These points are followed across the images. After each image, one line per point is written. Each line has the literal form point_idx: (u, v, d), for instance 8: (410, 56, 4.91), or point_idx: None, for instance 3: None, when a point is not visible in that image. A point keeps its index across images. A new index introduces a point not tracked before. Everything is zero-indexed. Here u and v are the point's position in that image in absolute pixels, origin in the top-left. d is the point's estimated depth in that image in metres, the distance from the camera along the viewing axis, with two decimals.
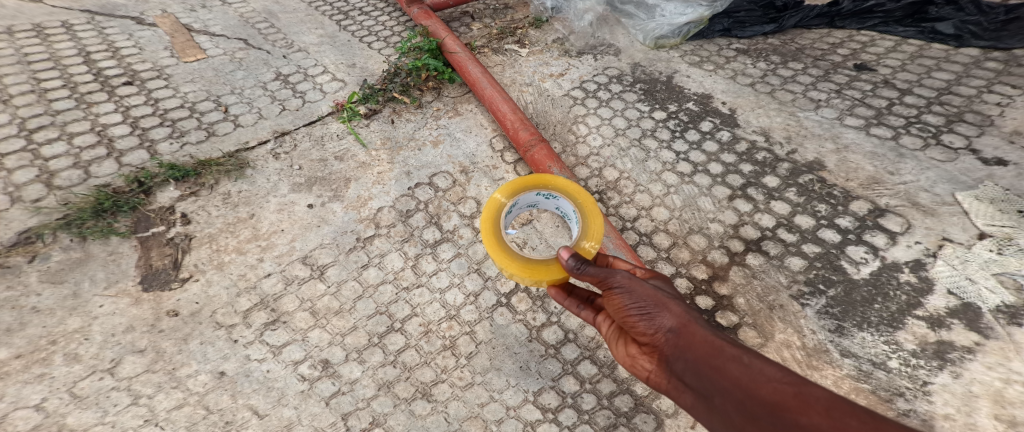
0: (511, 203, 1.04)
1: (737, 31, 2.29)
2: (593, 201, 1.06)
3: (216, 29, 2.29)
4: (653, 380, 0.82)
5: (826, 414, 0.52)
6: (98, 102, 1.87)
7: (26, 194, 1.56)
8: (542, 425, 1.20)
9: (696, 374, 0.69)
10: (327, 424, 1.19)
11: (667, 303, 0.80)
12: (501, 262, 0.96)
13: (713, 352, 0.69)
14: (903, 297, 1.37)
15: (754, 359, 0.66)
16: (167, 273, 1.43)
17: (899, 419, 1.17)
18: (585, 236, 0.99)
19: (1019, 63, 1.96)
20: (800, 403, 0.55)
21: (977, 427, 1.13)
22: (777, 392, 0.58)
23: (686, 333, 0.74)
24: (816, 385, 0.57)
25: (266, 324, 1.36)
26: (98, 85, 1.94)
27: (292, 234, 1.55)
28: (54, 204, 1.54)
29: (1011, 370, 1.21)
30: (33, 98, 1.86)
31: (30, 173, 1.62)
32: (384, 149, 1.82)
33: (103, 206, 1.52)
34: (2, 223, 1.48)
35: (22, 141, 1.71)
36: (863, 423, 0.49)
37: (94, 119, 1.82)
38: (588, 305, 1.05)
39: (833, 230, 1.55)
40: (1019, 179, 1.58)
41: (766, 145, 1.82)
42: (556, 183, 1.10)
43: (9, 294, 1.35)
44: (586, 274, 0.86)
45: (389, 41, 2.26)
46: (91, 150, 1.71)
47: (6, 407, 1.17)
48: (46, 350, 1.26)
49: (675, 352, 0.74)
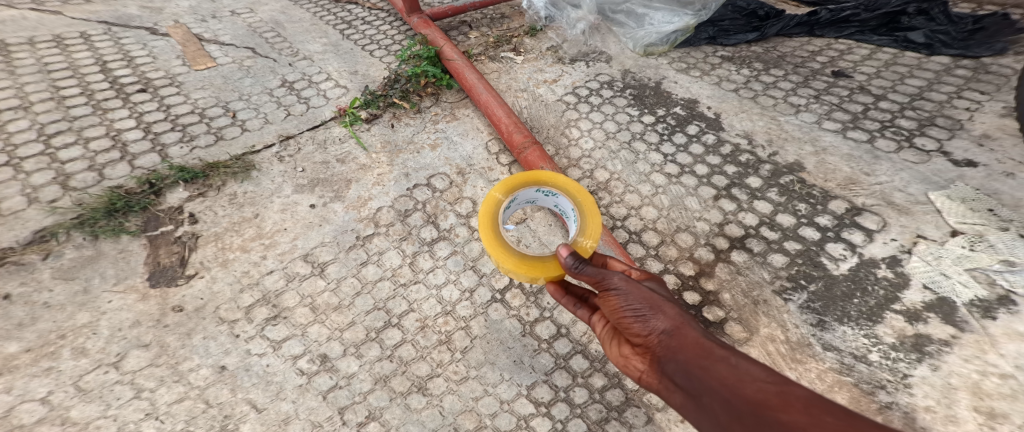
0: (509, 199, 1.11)
1: (722, 39, 2.40)
2: (592, 201, 1.12)
3: (225, 39, 2.37)
4: (644, 380, 0.84)
5: (805, 411, 0.55)
6: (113, 108, 1.94)
7: (41, 195, 1.62)
8: (535, 419, 1.24)
9: (685, 374, 0.71)
10: (324, 418, 1.23)
11: (662, 306, 0.83)
12: (498, 257, 1.02)
13: (703, 353, 0.71)
14: (881, 292, 1.44)
15: (741, 360, 0.69)
16: (174, 270, 1.48)
17: (883, 412, 1.22)
18: (583, 234, 1.05)
19: (988, 70, 2.05)
20: (783, 401, 0.58)
21: (956, 419, 1.18)
22: (761, 391, 0.61)
23: (679, 335, 0.77)
24: (798, 384, 0.60)
25: (267, 320, 1.40)
26: (113, 93, 2.01)
27: (295, 233, 1.61)
28: (68, 205, 1.59)
29: (987, 362, 1.27)
30: (52, 104, 1.92)
31: (46, 176, 1.68)
32: (384, 152, 1.89)
33: (116, 206, 1.58)
34: (19, 222, 1.54)
35: (41, 145, 1.77)
36: (838, 419, 0.53)
37: (108, 124, 1.88)
38: (584, 304, 1.08)
39: (813, 228, 1.62)
40: (989, 179, 1.66)
41: (749, 148, 1.90)
42: (556, 180, 1.17)
43: (22, 290, 1.39)
44: (584, 273, 0.91)
45: (389, 49, 2.34)
46: (105, 153, 1.77)
47: (14, 400, 1.21)
48: (55, 344, 1.30)
49: (667, 353, 0.76)
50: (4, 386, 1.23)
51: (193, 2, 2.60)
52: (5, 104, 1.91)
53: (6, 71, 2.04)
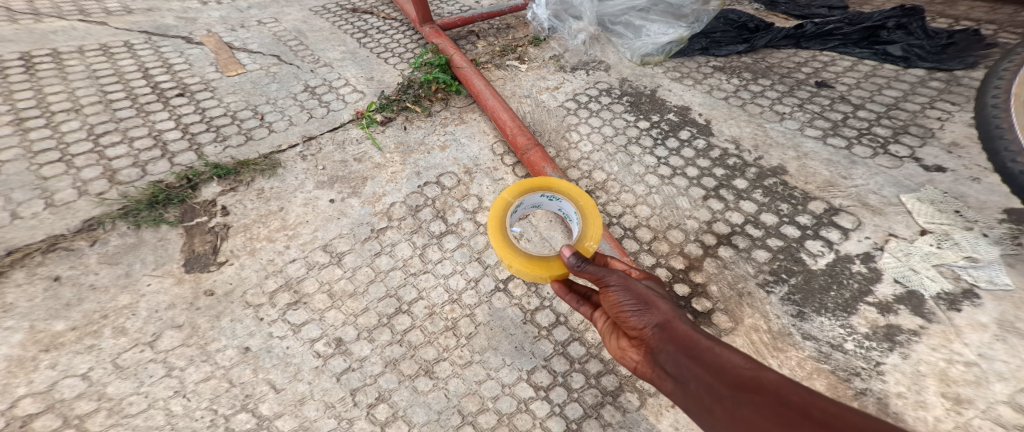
0: (516, 203, 1.24)
1: (715, 49, 2.54)
2: (592, 204, 1.24)
3: (253, 47, 2.50)
4: (639, 369, 0.93)
5: (775, 392, 0.66)
6: (154, 111, 2.08)
7: (90, 188, 1.76)
8: (534, 402, 1.35)
9: (676, 363, 0.81)
10: (337, 399, 1.34)
11: (655, 302, 0.93)
12: (506, 258, 1.14)
13: (691, 344, 0.81)
14: (855, 285, 1.56)
15: (723, 349, 0.79)
16: (207, 257, 1.61)
17: (858, 398, 1.33)
18: (585, 237, 1.17)
19: (960, 83, 2.19)
20: (757, 383, 0.69)
21: (925, 404, 1.30)
22: (740, 375, 0.71)
23: (669, 328, 0.87)
24: (770, 369, 0.71)
25: (289, 304, 1.52)
26: (155, 97, 2.14)
27: (315, 225, 1.73)
28: (115, 197, 1.74)
29: (952, 350, 1.39)
30: (100, 107, 2.06)
31: (94, 171, 1.82)
32: (397, 152, 2.02)
33: (157, 199, 1.72)
34: (70, 212, 1.68)
35: (90, 144, 1.91)
36: (800, 398, 0.64)
37: (151, 125, 2.02)
38: (585, 300, 1.17)
39: (794, 227, 1.75)
40: (957, 183, 1.79)
41: (736, 152, 2.03)
42: (560, 186, 1.30)
43: (70, 272, 1.53)
44: (585, 271, 1.03)
45: (403, 57, 2.48)
46: (147, 151, 1.91)
47: (58, 375, 1.33)
48: (98, 324, 1.43)
49: (659, 344, 0.86)
50: (50, 361, 1.35)
51: (223, 13, 2.75)
52: (58, 106, 2.04)
53: (58, 77, 2.18)
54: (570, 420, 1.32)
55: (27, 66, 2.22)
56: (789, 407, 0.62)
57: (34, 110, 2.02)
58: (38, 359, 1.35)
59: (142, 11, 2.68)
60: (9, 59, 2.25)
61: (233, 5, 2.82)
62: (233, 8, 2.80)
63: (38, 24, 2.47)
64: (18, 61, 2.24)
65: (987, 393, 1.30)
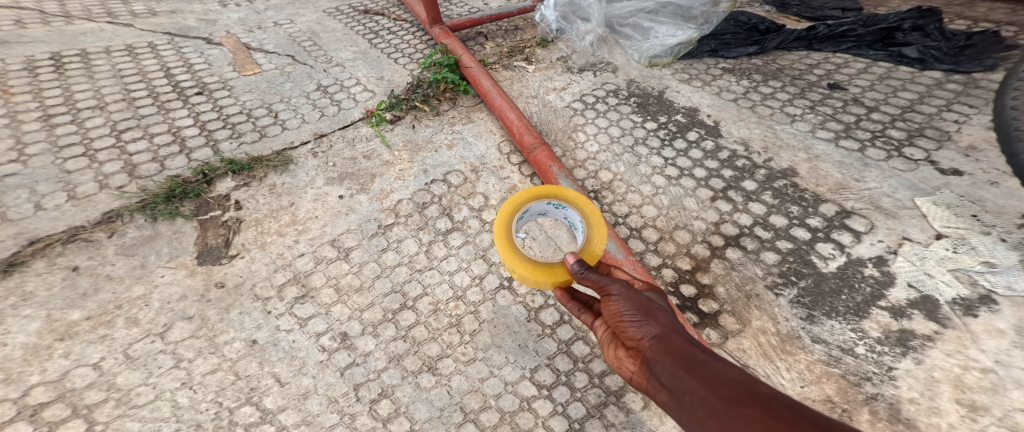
0: (522, 210, 1.22)
1: (724, 52, 2.53)
2: (598, 213, 1.21)
3: (269, 48, 2.57)
4: (635, 380, 0.90)
5: (767, 407, 0.63)
6: (175, 109, 2.14)
7: (111, 181, 1.82)
8: (537, 400, 1.35)
9: (671, 375, 0.78)
10: (340, 393, 1.35)
11: (655, 314, 0.90)
12: (511, 263, 1.10)
13: (688, 357, 0.79)
14: (867, 289, 1.53)
15: (719, 363, 0.77)
16: (219, 250, 1.66)
17: (869, 403, 1.29)
18: (590, 246, 1.13)
19: (978, 85, 2.15)
20: (750, 399, 0.66)
21: (939, 410, 1.25)
22: (733, 390, 0.69)
23: (668, 340, 0.84)
24: (766, 384, 0.68)
25: (296, 298, 1.55)
26: (176, 95, 2.22)
27: (324, 220, 1.77)
28: (135, 190, 1.80)
29: (968, 356, 1.34)
30: (124, 105, 2.14)
31: (116, 165, 1.88)
32: (405, 150, 2.05)
33: (174, 193, 1.78)
34: (91, 204, 1.75)
35: (113, 139, 1.98)
36: (793, 412, 0.61)
37: (170, 122, 2.08)
38: (587, 308, 1.14)
39: (803, 229, 1.73)
40: (974, 187, 1.75)
41: (745, 154, 2.01)
42: (566, 194, 1.27)
43: (88, 263, 1.59)
44: (588, 278, 0.99)
45: (413, 58, 2.52)
46: (166, 147, 1.97)
47: (71, 364, 1.36)
48: (112, 314, 1.47)
49: (656, 355, 0.82)
50: (65, 350, 1.39)
51: (242, 15, 2.83)
52: (84, 104, 2.12)
53: (85, 76, 2.26)
54: (572, 419, 1.31)
55: (56, 66, 2.31)
56: (781, 421, 0.59)
57: (61, 107, 2.10)
58: (53, 347, 1.39)
59: (166, 14, 2.78)
60: (41, 59, 2.35)
61: (250, 7, 2.91)
62: (251, 11, 2.88)
63: (68, 27, 2.57)
64: (50, 61, 2.34)
65: (1004, 400, 1.25)
